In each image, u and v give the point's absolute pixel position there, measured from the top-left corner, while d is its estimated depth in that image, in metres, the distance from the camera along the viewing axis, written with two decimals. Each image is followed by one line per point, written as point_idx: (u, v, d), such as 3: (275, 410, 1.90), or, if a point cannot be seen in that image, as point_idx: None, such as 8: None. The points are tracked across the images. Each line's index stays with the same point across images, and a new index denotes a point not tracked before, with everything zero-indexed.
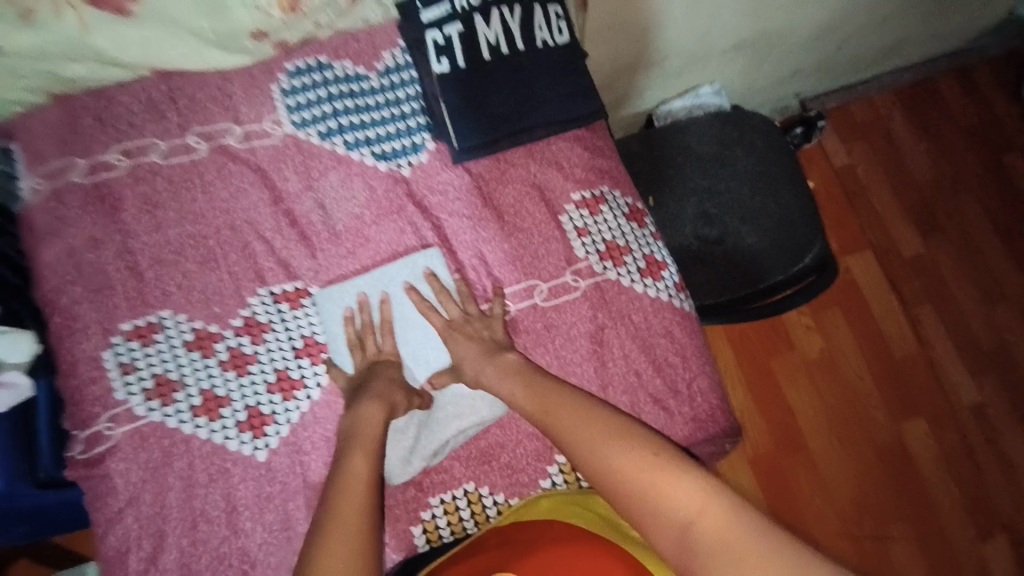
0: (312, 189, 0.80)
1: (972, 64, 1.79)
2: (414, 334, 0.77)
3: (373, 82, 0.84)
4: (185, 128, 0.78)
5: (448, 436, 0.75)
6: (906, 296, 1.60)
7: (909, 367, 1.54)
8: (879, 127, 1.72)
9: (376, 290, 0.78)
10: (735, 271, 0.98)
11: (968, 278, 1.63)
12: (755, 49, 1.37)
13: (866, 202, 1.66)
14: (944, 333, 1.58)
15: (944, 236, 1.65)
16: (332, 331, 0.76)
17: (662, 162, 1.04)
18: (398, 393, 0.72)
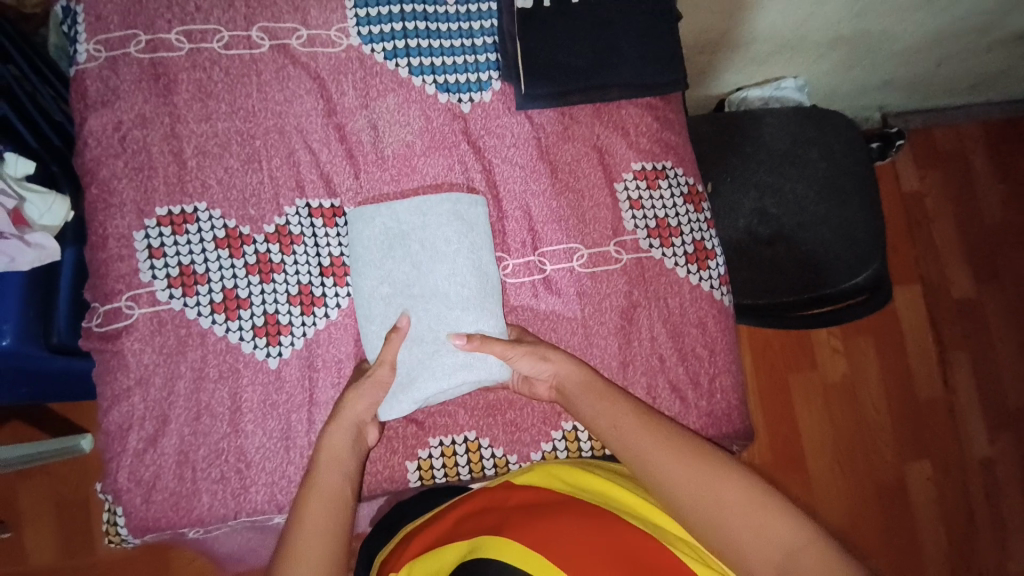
0: (367, 107, 0.77)
1: None
2: (438, 266, 0.71)
3: (449, 8, 0.80)
4: (250, 20, 0.76)
5: (450, 386, 0.70)
6: (944, 338, 1.53)
7: (928, 410, 1.48)
8: (957, 162, 1.62)
9: (411, 214, 0.72)
10: (785, 277, 0.94)
11: (1013, 336, 1.55)
12: (848, 52, 1.28)
13: (925, 237, 1.58)
14: (972, 384, 1.52)
15: (999, 288, 1.57)
16: (359, 249, 0.72)
17: (728, 150, 0.99)
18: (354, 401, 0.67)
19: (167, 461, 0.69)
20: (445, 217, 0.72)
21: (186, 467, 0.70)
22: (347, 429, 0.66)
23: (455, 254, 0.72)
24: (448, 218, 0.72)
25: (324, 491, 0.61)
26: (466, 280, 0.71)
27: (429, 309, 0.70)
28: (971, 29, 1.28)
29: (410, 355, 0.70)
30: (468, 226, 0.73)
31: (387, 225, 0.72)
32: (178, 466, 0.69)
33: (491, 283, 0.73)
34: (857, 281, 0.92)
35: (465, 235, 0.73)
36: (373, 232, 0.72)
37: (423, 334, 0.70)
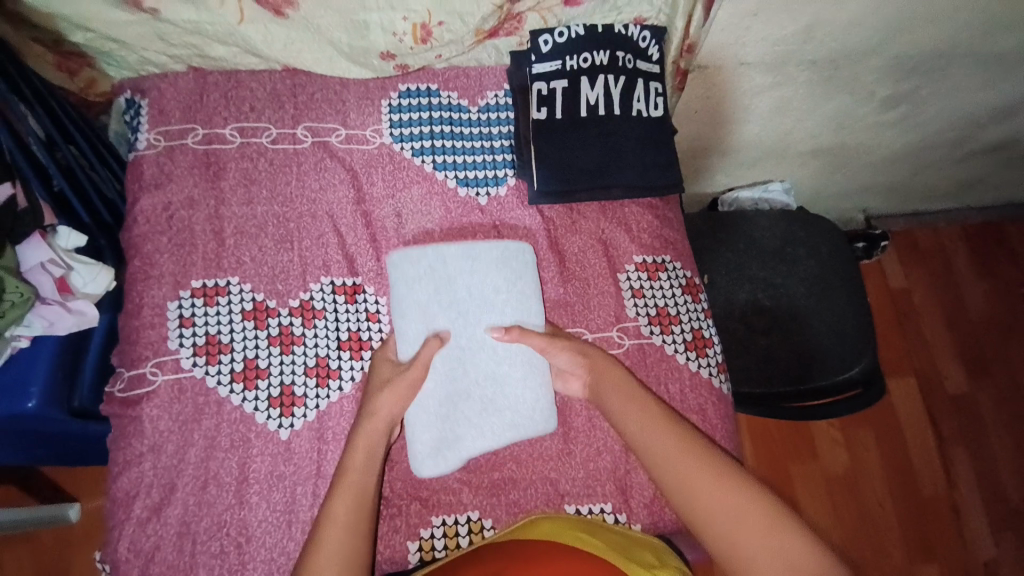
0: (394, 197, 0.85)
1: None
2: (486, 316, 0.78)
3: (473, 114, 0.90)
4: (296, 120, 0.85)
5: (489, 441, 0.75)
6: (943, 433, 1.54)
7: (932, 507, 1.46)
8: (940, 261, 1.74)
9: (460, 259, 0.79)
10: (779, 366, 0.98)
11: (1010, 435, 1.56)
12: (828, 161, 1.42)
13: (914, 329, 1.67)
14: (974, 481, 1.51)
15: (991, 383, 1.61)
16: (401, 291, 0.77)
17: (724, 245, 1.07)
18: (395, 394, 0.70)
19: (168, 531, 0.69)
20: (494, 263, 0.80)
21: (186, 539, 0.69)
22: (382, 420, 0.69)
23: (503, 304, 0.79)
24: (495, 265, 0.80)
25: (349, 478, 0.65)
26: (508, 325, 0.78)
27: (477, 363, 0.76)
28: (940, 145, 1.43)
29: (459, 413, 0.75)
30: (515, 275, 0.80)
31: (432, 264, 0.78)
32: (179, 537, 0.69)
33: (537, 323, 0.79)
34: (849, 374, 0.96)
35: (512, 282, 0.80)
36: (418, 274, 0.78)
37: (469, 391, 0.76)
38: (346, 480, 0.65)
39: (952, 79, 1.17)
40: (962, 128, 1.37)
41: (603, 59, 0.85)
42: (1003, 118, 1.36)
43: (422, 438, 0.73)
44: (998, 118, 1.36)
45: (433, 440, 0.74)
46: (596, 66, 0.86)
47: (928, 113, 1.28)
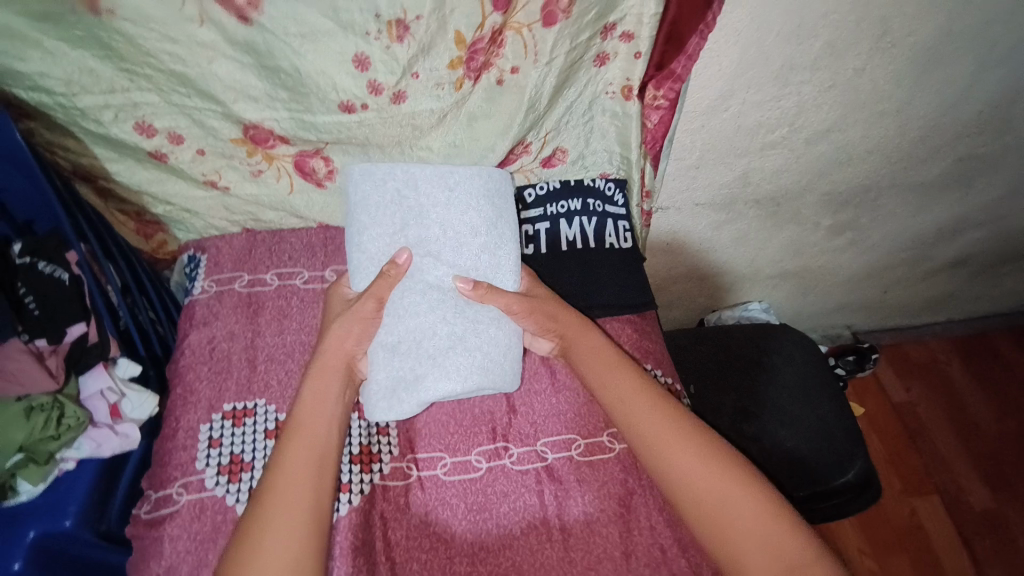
0: None
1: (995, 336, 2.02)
2: (459, 253, 0.82)
3: None
4: (326, 264, 1.02)
5: (447, 389, 0.79)
6: (980, 555, 1.58)
7: None
8: (935, 374, 1.94)
9: (433, 185, 0.82)
10: (779, 473, 1.01)
11: None
12: (796, 282, 1.60)
13: (927, 444, 1.79)
14: None
15: (1015, 498, 1.69)
16: (363, 205, 0.81)
17: (707, 357, 1.15)
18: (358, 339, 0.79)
19: None
20: (472, 196, 0.83)
21: None
22: (337, 361, 0.80)
23: (478, 244, 0.83)
24: (476, 202, 0.83)
25: (309, 424, 0.75)
26: (476, 261, 0.82)
27: (445, 303, 0.80)
28: (898, 264, 1.60)
29: (422, 353, 0.79)
30: (493, 214, 0.85)
31: (399, 188, 0.81)
32: None
33: (508, 267, 0.85)
34: (847, 479, 0.99)
35: (490, 221, 0.84)
36: (383, 197, 0.81)
37: (437, 331, 0.79)
38: (302, 424, 0.75)
39: (884, 209, 1.37)
40: (910, 247, 1.54)
41: (576, 205, 1.03)
42: (949, 237, 1.54)
43: (380, 378, 0.80)
44: (944, 238, 1.54)
45: (390, 380, 0.79)
46: (571, 211, 1.03)
47: (873, 236, 1.46)
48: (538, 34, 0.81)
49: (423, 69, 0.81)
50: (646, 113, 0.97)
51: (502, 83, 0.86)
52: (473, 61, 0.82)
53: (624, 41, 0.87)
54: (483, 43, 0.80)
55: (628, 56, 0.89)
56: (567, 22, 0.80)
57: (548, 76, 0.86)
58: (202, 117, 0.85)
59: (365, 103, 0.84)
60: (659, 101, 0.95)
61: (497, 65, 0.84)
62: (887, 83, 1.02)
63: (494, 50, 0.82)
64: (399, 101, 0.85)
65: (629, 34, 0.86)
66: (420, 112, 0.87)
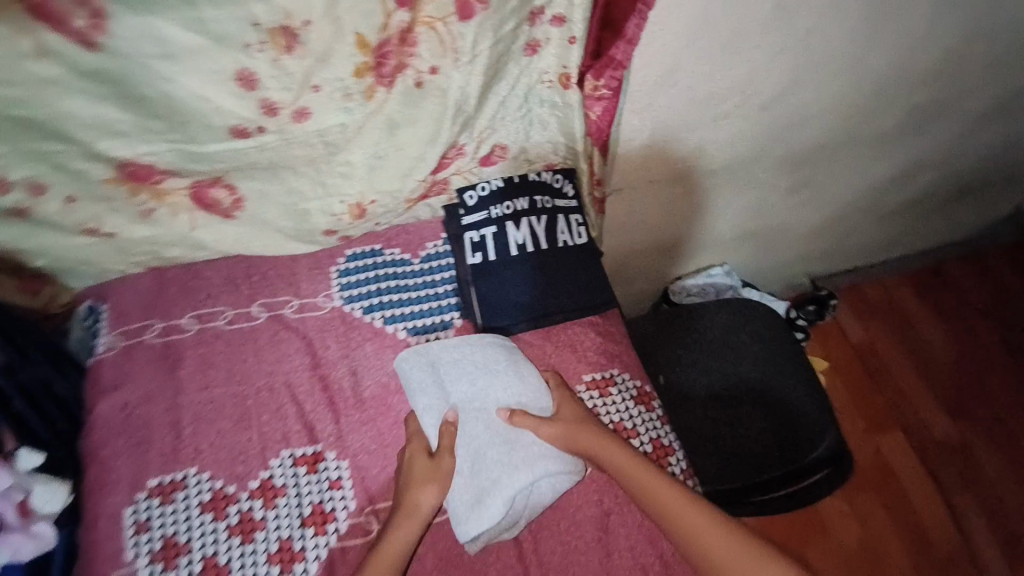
0: (348, 356, 0.89)
1: (945, 262, 2.04)
2: (496, 384, 0.82)
3: (416, 265, 0.98)
4: (251, 298, 0.92)
5: (521, 488, 0.75)
6: (945, 482, 1.64)
7: (956, 566, 1.51)
8: (892, 311, 1.96)
9: (455, 369, 0.83)
10: (756, 457, 1.00)
11: (1008, 472, 1.67)
12: (757, 243, 1.57)
13: (888, 380, 1.83)
14: (991, 529, 1.57)
15: (975, 424, 1.76)
16: (412, 386, 0.82)
17: (674, 342, 1.10)
18: (424, 489, 0.74)
19: None
20: (482, 374, 0.82)
21: None
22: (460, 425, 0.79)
23: (510, 375, 0.83)
24: (492, 363, 0.83)
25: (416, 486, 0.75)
26: (513, 388, 0.82)
27: (495, 415, 0.80)
28: (855, 213, 1.58)
29: (490, 457, 0.77)
30: (515, 379, 0.83)
31: (428, 374, 0.82)
32: None
33: (543, 398, 0.82)
34: (819, 453, 0.98)
35: (510, 362, 0.84)
36: (425, 369, 0.83)
37: (497, 436, 0.78)
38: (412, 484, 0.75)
39: (840, 164, 1.32)
40: (865, 195, 1.51)
41: (523, 204, 0.93)
42: (903, 181, 1.51)
43: (460, 496, 0.75)
44: (899, 182, 1.51)
45: (470, 494, 0.75)
46: (518, 211, 0.93)
47: (830, 190, 1.43)
48: (454, 29, 0.71)
49: (323, 80, 0.71)
50: (587, 105, 0.88)
51: (422, 85, 0.75)
52: (382, 65, 0.71)
53: (555, 25, 0.78)
54: (390, 43, 0.70)
55: (561, 42, 0.79)
56: (487, 14, 0.70)
57: (474, 76, 0.76)
58: (63, 161, 0.72)
59: (260, 126, 0.73)
60: (599, 91, 0.87)
61: (411, 65, 0.73)
62: (836, 40, 0.96)
63: (405, 51, 0.71)
64: (299, 120, 0.74)
65: (560, 18, 0.77)
66: (329, 127, 0.76)
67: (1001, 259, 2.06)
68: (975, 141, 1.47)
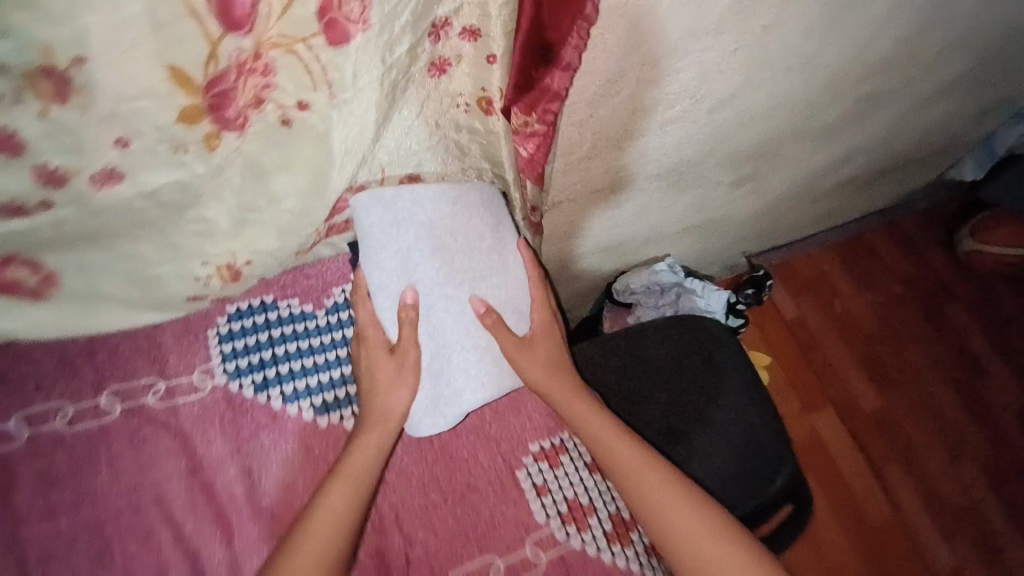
0: (239, 451, 0.72)
1: (868, 235, 2.09)
2: (473, 259, 0.75)
3: (320, 320, 0.80)
4: (97, 386, 0.72)
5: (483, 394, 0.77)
6: (874, 454, 1.75)
7: (885, 533, 1.65)
8: (822, 285, 1.99)
9: (434, 204, 0.72)
10: (716, 498, 0.93)
11: (928, 436, 1.80)
12: (699, 233, 1.50)
13: (820, 356, 1.87)
14: (913, 493, 1.71)
15: (899, 392, 1.86)
16: (372, 246, 0.71)
17: (622, 372, 1.03)
18: (400, 393, 0.72)
19: None
20: (468, 208, 0.74)
21: None
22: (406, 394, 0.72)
23: (488, 250, 0.76)
24: (472, 214, 0.75)
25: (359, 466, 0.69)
26: (493, 275, 0.77)
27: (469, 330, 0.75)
28: (794, 197, 1.54)
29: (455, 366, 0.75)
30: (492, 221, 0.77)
31: (401, 212, 0.71)
32: None
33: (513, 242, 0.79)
34: (776, 486, 0.94)
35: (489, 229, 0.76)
36: (393, 255, 0.72)
37: (463, 372, 0.75)
38: (354, 463, 0.68)
39: (786, 156, 1.24)
40: (805, 181, 1.46)
41: None
42: (842, 165, 1.47)
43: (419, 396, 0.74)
44: (839, 165, 1.46)
45: (430, 396, 0.74)
46: None
47: (773, 181, 1.36)
48: (325, 57, 0.51)
49: (129, 131, 0.50)
50: (517, 142, 0.64)
51: (291, 123, 0.56)
52: (222, 107, 0.51)
53: (467, 39, 0.57)
54: (231, 78, 0.49)
55: (477, 60, 0.58)
56: (369, 36, 0.50)
57: (366, 111, 0.56)
58: None
59: (43, 201, 0.52)
60: (531, 131, 0.64)
61: (272, 100, 0.53)
62: (795, 36, 0.83)
63: (258, 86, 0.51)
64: (105, 183, 0.53)
65: (473, 30, 0.56)
66: (157, 186, 0.55)
67: (921, 227, 2.13)
68: (912, 123, 1.42)
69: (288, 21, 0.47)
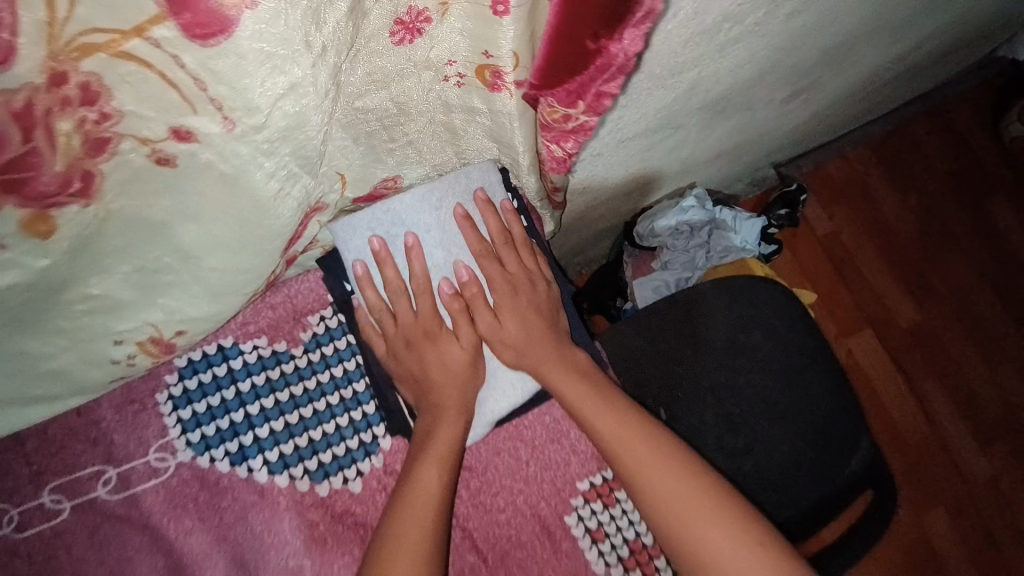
0: (227, 539, 0.59)
1: (909, 126, 1.83)
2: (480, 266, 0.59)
3: (298, 362, 0.64)
4: (34, 483, 0.57)
5: (514, 401, 0.61)
6: (911, 371, 1.66)
7: (922, 450, 1.60)
8: (856, 192, 1.78)
9: (425, 210, 0.56)
10: (782, 493, 0.82)
11: (969, 345, 1.69)
12: (732, 155, 1.28)
13: (854, 272, 1.72)
14: (951, 407, 1.64)
15: (938, 302, 1.72)
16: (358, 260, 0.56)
17: (669, 355, 0.88)
18: (450, 351, 0.57)
19: None
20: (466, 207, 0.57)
21: None
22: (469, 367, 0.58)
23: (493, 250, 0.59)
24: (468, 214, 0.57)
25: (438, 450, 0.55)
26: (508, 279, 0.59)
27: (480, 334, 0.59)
28: (843, 99, 1.29)
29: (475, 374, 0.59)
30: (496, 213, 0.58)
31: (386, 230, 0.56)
32: None
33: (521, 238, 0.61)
34: (852, 469, 0.84)
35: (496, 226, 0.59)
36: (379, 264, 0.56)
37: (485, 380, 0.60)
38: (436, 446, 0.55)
39: (851, 58, 0.99)
40: (860, 82, 1.21)
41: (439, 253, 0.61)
42: (907, 55, 1.21)
43: None
44: (902, 57, 1.21)
45: None
46: None
47: (826, 89, 1.12)
48: (186, 60, 0.31)
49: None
50: (547, 136, 0.46)
51: (171, 161, 0.37)
52: (26, 181, 0.33)
53: None
54: (24, 133, 0.30)
55: (473, 7, 0.36)
56: (255, 13, 0.30)
57: (289, 132, 0.38)
58: None
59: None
60: (575, 124, 0.44)
61: (125, 135, 0.34)
62: None
63: (88, 123, 0.32)
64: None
65: None
66: None
67: (970, 110, 1.85)
68: None
69: (90, 7, 0.27)
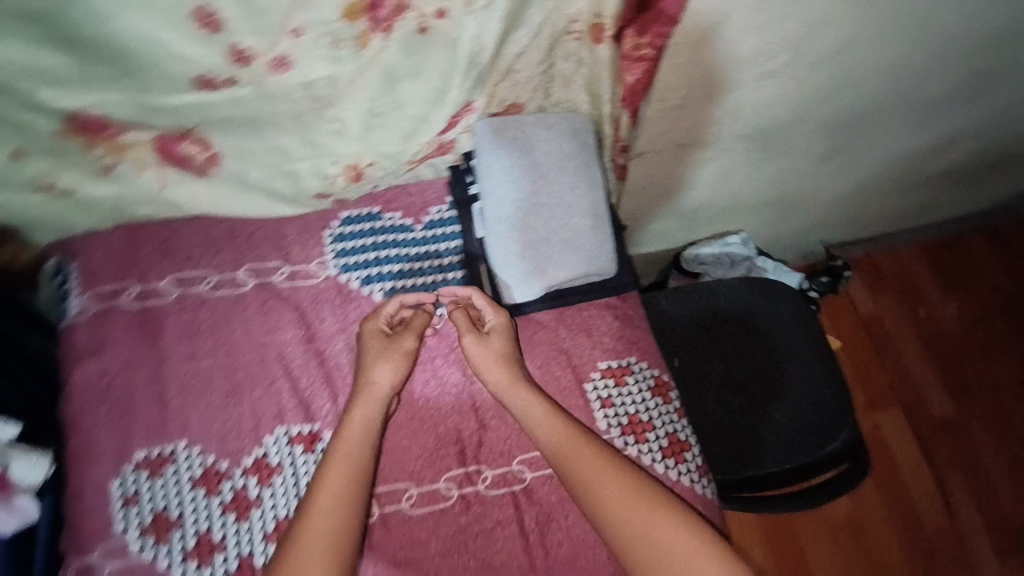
0: (346, 331, 0.83)
1: (964, 241, 1.80)
2: (561, 174, 0.82)
3: (417, 233, 0.89)
4: (236, 263, 0.84)
5: (566, 275, 0.83)
6: (938, 462, 1.57)
7: (939, 542, 1.49)
8: (903, 283, 1.76)
9: (537, 128, 0.83)
10: (765, 450, 0.97)
11: (1003, 456, 1.59)
12: (778, 211, 1.43)
13: (892, 359, 1.69)
14: (974, 508, 1.53)
15: (975, 404, 1.64)
16: (482, 151, 0.82)
17: (687, 326, 1.05)
18: (380, 368, 0.76)
19: None
20: (563, 132, 0.83)
21: None
22: (382, 391, 0.75)
23: (574, 166, 0.83)
24: (563, 136, 0.83)
25: (347, 444, 0.72)
26: (578, 187, 0.83)
27: (551, 219, 0.82)
28: (883, 182, 1.44)
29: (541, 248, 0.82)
30: (581, 142, 0.83)
31: (506, 134, 0.82)
32: None
33: (594, 164, 0.84)
34: (834, 445, 0.96)
35: (580, 150, 0.83)
36: (494, 156, 0.82)
37: (548, 255, 0.82)
38: (347, 441, 0.72)
39: (880, 130, 1.20)
40: (900, 165, 1.40)
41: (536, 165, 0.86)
42: (943, 149, 1.39)
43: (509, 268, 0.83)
44: (938, 150, 1.39)
45: (517, 271, 0.82)
46: None
47: (864, 160, 1.31)
48: None
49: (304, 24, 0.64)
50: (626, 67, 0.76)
51: (426, 32, 0.68)
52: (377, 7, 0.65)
53: None
54: None
55: None
56: None
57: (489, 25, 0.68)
58: (29, 91, 0.66)
59: (232, 78, 0.68)
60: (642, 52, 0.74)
61: (414, 8, 0.66)
62: None
63: None
64: (278, 70, 0.69)
65: None
66: (315, 79, 0.70)
67: None
68: None
69: None
